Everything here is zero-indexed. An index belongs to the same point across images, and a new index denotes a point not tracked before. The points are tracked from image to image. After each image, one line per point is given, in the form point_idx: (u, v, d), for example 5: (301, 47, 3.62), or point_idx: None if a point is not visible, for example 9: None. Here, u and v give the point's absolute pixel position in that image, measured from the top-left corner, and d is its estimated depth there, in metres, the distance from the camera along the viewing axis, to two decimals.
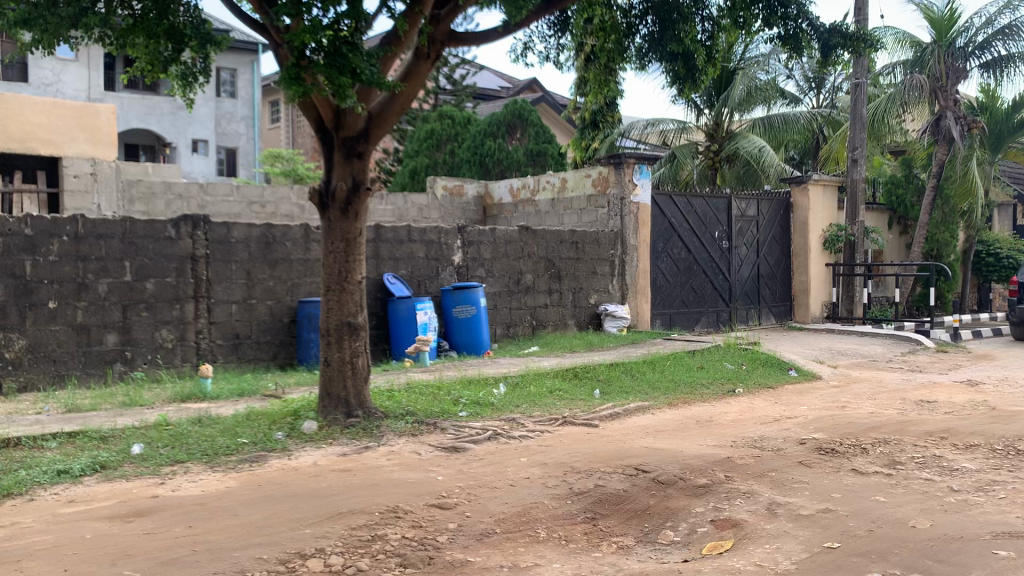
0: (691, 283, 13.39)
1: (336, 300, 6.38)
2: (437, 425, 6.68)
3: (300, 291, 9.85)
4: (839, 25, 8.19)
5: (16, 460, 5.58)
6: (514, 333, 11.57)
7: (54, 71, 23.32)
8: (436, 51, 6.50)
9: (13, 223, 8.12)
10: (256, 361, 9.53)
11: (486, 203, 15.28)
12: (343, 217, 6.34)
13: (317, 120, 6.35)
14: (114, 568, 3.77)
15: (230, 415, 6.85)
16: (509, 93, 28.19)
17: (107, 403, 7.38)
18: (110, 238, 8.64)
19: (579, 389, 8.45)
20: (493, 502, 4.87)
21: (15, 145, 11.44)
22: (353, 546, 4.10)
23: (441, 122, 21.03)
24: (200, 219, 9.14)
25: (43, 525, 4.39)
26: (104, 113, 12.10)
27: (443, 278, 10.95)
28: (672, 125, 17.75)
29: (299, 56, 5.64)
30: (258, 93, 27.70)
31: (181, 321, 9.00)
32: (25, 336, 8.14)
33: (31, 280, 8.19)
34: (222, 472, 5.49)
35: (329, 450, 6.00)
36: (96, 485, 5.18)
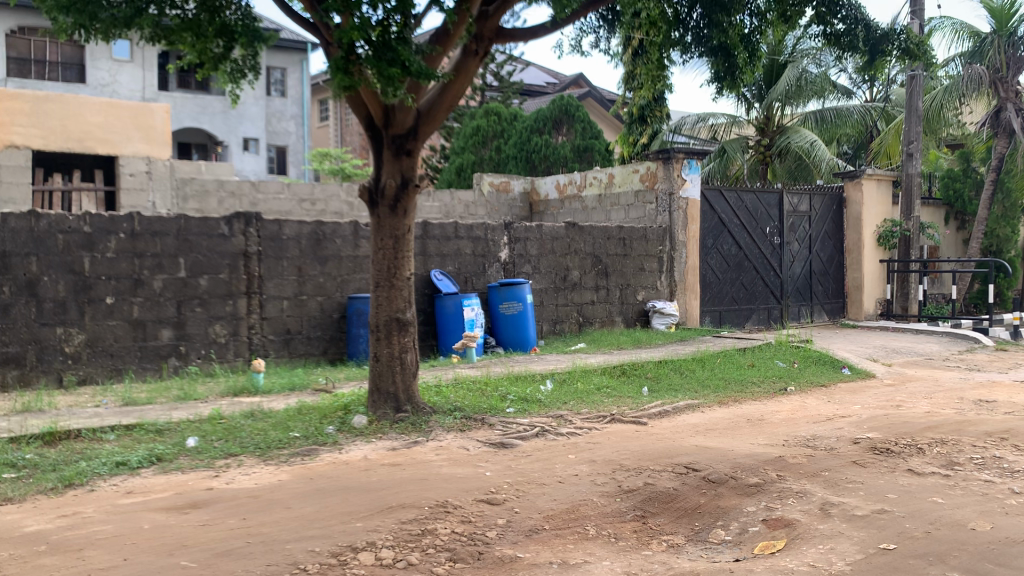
0: (742, 280, 13.23)
1: (385, 296, 6.43)
2: (485, 421, 6.70)
3: (350, 287, 9.94)
4: (891, 32, 8.26)
5: (76, 452, 5.73)
6: (560, 330, 11.54)
7: (111, 72, 23.95)
8: (485, 48, 6.49)
9: (73, 220, 8.34)
10: (307, 356, 9.65)
11: (533, 199, 15.23)
12: (392, 215, 6.39)
13: (367, 118, 6.38)
14: (171, 558, 3.85)
15: (282, 409, 6.95)
16: (555, 90, 28.20)
17: (163, 397, 7.54)
18: (165, 235, 8.81)
19: (627, 386, 8.40)
20: (542, 499, 4.86)
21: (73, 144, 11.75)
22: (404, 540, 4.13)
23: (487, 119, 20.99)
24: (253, 216, 9.28)
25: (103, 516, 4.50)
26: (159, 113, 12.20)
27: (490, 275, 10.98)
28: (722, 119, 17.52)
29: (348, 52, 5.68)
30: (307, 92, 28.01)
31: (234, 317, 9.15)
32: (84, 331, 8.35)
33: (90, 276, 8.41)
34: (275, 466, 5.57)
35: (379, 445, 6.06)
36: (153, 477, 5.30)
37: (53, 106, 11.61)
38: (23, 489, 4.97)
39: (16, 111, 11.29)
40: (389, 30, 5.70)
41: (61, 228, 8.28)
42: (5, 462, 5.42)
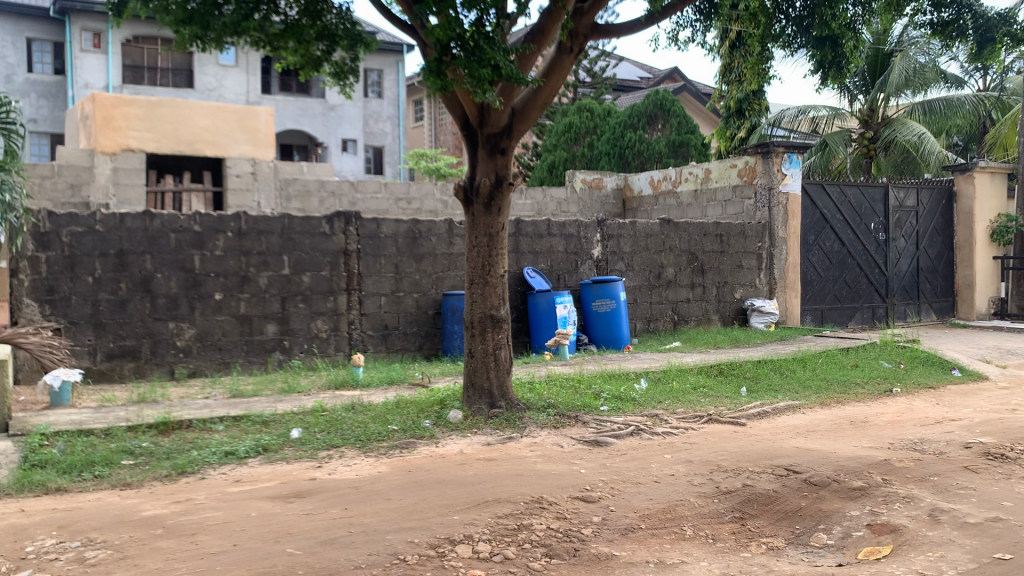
0: (845, 277, 12.82)
1: (480, 293, 6.49)
2: (579, 418, 6.70)
3: (445, 284, 10.08)
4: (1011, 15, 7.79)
5: (188, 441, 6.00)
6: (654, 328, 11.42)
7: (217, 77, 24.97)
8: (580, 45, 6.46)
9: (184, 220, 8.72)
10: (404, 351, 9.83)
11: (626, 195, 15.05)
12: (486, 213, 6.45)
13: (462, 117, 6.47)
14: (278, 545, 3.99)
15: (381, 403, 7.11)
16: (650, 84, 27.90)
17: (268, 390, 7.82)
18: (270, 234, 9.11)
19: (725, 386, 8.25)
20: (637, 498, 4.83)
21: (184, 147, 12.38)
22: (501, 534, 4.17)
23: (580, 115, 20.97)
24: (352, 215, 9.51)
25: (214, 503, 4.70)
26: (263, 115, 12.83)
27: (583, 272, 10.95)
28: (823, 112, 16.80)
29: (443, 53, 5.77)
30: (403, 92, 28.44)
31: (335, 312, 9.41)
32: (194, 326, 8.73)
33: (200, 273, 8.78)
34: (375, 458, 5.71)
35: (474, 440, 6.13)
36: (259, 467, 5.50)
37: (165, 111, 12.18)
38: (141, 475, 5.24)
39: (130, 116, 11.86)
40: (483, 29, 5.74)
41: (173, 227, 8.66)
42: (125, 449, 5.73)
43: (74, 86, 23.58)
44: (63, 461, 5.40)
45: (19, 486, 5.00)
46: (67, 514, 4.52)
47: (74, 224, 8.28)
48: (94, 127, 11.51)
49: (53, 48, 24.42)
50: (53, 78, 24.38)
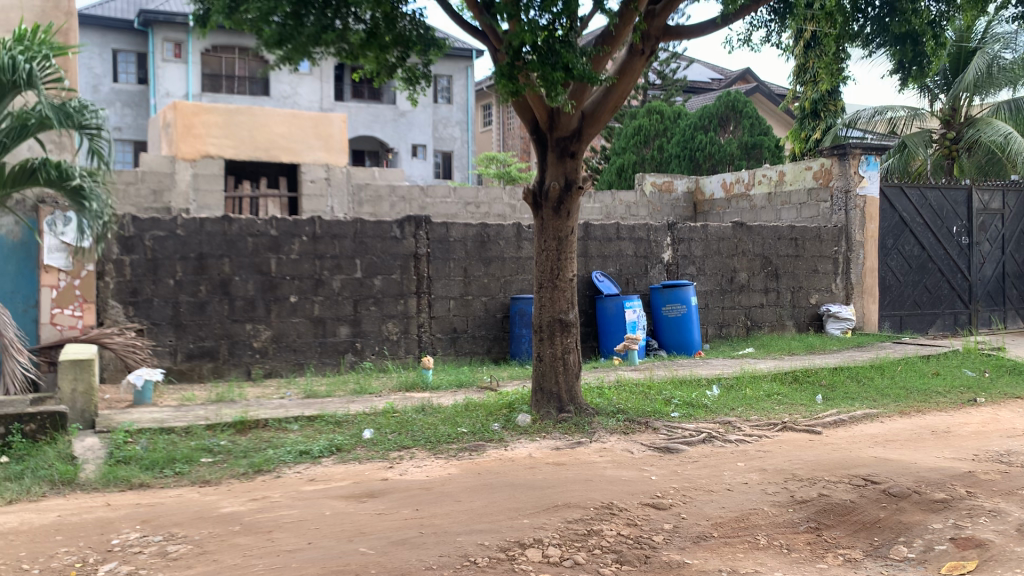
0: (925, 282, 12.46)
1: (549, 297, 6.48)
2: (649, 424, 6.64)
3: (513, 288, 10.09)
4: None
5: (264, 440, 6.13)
6: (727, 333, 11.24)
7: (292, 84, 25.60)
8: (651, 47, 6.40)
9: (261, 224, 8.93)
10: (473, 354, 9.89)
11: (697, 198, 14.77)
12: (555, 217, 6.44)
13: (532, 121, 6.47)
14: (351, 544, 4.05)
15: (450, 405, 7.16)
16: (721, 85, 27.54)
17: (341, 390, 7.96)
18: (343, 238, 9.27)
19: (799, 393, 8.07)
20: (709, 506, 4.76)
21: (261, 153, 12.62)
22: (571, 539, 4.16)
23: (650, 118, 20.81)
24: (423, 219, 9.60)
25: (289, 501, 4.80)
26: (336, 121, 13.06)
27: (653, 276, 10.86)
28: (902, 112, 16.36)
29: (516, 58, 5.80)
30: (472, 97, 28.64)
31: (405, 315, 9.52)
32: (270, 327, 8.94)
33: (276, 276, 8.98)
34: (445, 460, 5.75)
35: (543, 444, 6.12)
36: (333, 466, 5.60)
37: (242, 119, 12.48)
38: (219, 473, 5.39)
39: (210, 123, 12.20)
40: (554, 33, 5.73)
41: (250, 232, 8.89)
42: (204, 447, 5.89)
43: (156, 95, 24.37)
44: (145, 457, 5.58)
45: (105, 481, 5.19)
46: (150, 508, 4.68)
47: (156, 228, 8.57)
48: (176, 134, 11.91)
49: (136, 58, 25.33)
50: (137, 87, 25.29)
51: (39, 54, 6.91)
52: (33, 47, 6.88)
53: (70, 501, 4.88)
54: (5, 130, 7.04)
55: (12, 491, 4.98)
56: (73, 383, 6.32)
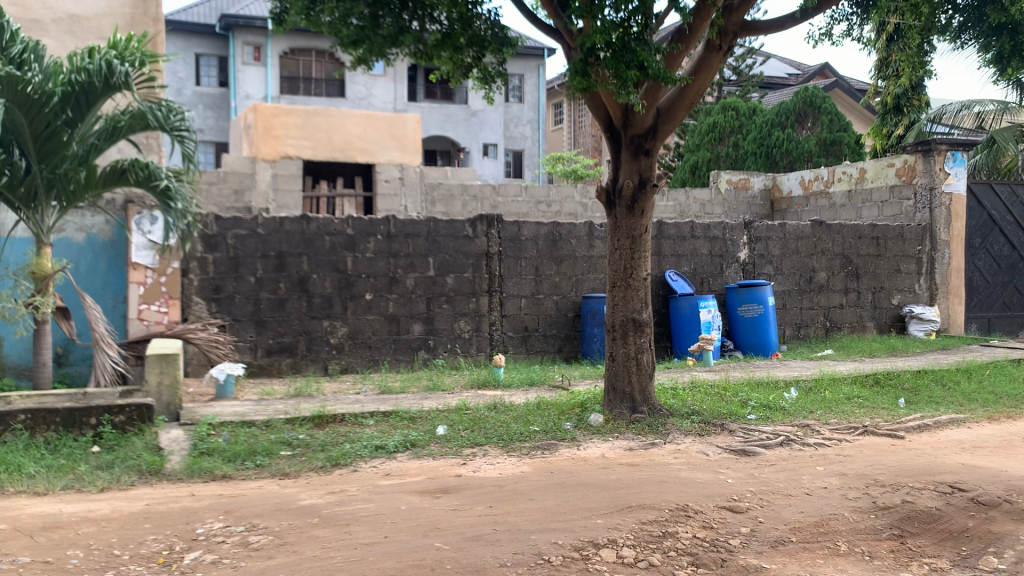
0: (1015, 283, 12.13)
1: (621, 296, 6.44)
2: (725, 426, 6.54)
3: (585, 287, 10.05)
4: None
5: (341, 434, 6.26)
6: (805, 335, 10.99)
7: (367, 86, 26.02)
8: (728, 43, 6.26)
9: (338, 224, 9.10)
10: (544, 353, 9.90)
11: (774, 196, 14.43)
12: (629, 215, 6.40)
13: (606, 119, 6.45)
14: (427, 539, 4.10)
15: (522, 403, 7.18)
16: (799, 81, 26.96)
17: (414, 387, 8.07)
18: (417, 237, 9.39)
19: (881, 397, 7.85)
20: (787, 510, 4.67)
21: (337, 154, 12.84)
22: (645, 541, 4.12)
23: (724, 114, 20.40)
24: (495, 218, 9.65)
25: (366, 495, 4.88)
26: (410, 122, 13.19)
27: (728, 275, 10.68)
28: (991, 106, 15.51)
29: (590, 55, 5.78)
30: (544, 96, 28.64)
31: (477, 313, 9.58)
32: (346, 324, 9.11)
33: (352, 274, 9.14)
34: (517, 457, 5.77)
35: (616, 444, 6.08)
36: (408, 461, 5.68)
37: (320, 120, 12.70)
38: (298, 466, 5.52)
39: (288, 125, 12.50)
40: (630, 31, 5.66)
41: (327, 231, 9.07)
42: (283, 440, 6.03)
43: (236, 98, 25.06)
44: (228, 449, 5.75)
45: (190, 471, 5.37)
46: (233, 499, 4.82)
47: (238, 227, 8.82)
48: (256, 135, 12.28)
49: (217, 62, 26.07)
50: (218, 90, 26.02)
51: (132, 58, 7.18)
52: (126, 52, 7.15)
53: (157, 491, 5.07)
54: (98, 132, 7.47)
55: (104, 479, 5.20)
56: (160, 376, 6.53)
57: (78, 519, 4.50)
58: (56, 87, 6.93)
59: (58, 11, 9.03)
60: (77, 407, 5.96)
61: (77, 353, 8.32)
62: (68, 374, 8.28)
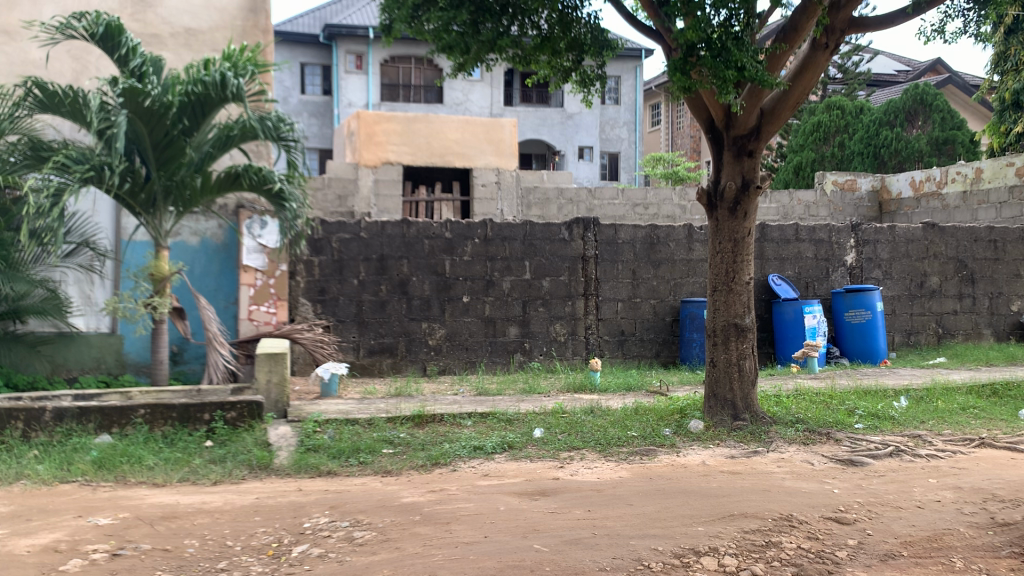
0: None
1: (723, 300, 6.33)
2: (831, 435, 6.35)
3: (683, 291, 9.91)
4: None
5: (441, 434, 6.37)
6: (915, 342, 10.56)
7: (464, 91, 26.37)
8: (835, 41, 6.01)
9: (437, 227, 9.26)
10: (641, 358, 9.81)
11: (883, 198, 13.84)
12: (731, 217, 6.29)
13: (708, 120, 6.37)
14: (526, 540, 4.13)
15: (620, 408, 7.14)
16: (910, 77, 25.98)
17: (511, 389, 8.12)
18: (514, 240, 9.45)
19: (999, 408, 7.47)
20: (897, 523, 4.50)
21: (436, 159, 12.92)
22: (748, 550, 4.05)
23: (829, 114, 19.94)
24: (591, 221, 9.62)
25: (466, 494, 4.94)
26: (507, 126, 13.20)
27: (834, 280, 10.34)
28: None
29: (689, 54, 5.70)
30: (641, 97, 28.41)
31: (573, 317, 9.57)
32: (444, 326, 9.26)
33: (450, 277, 9.28)
34: (615, 462, 5.75)
35: (717, 452, 5.99)
36: (506, 462, 5.72)
37: (420, 126, 12.87)
38: (400, 464, 5.64)
39: (390, 132, 12.72)
40: (731, 30, 5.58)
41: (427, 234, 9.23)
42: (385, 438, 6.17)
43: (339, 106, 25.76)
44: (333, 446, 5.92)
45: (297, 466, 5.55)
46: (338, 495, 4.96)
47: (342, 231, 9.07)
48: (359, 143, 12.58)
49: (322, 71, 26.87)
50: (322, 98, 26.81)
51: (246, 70, 7.46)
52: (240, 64, 7.43)
53: (266, 484, 5.27)
54: (211, 140, 7.79)
55: (217, 473, 5.43)
56: (269, 374, 6.78)
57: (195, 510, 4.72)
58: (174, 98, 7.30)
59: (175, 25, 9.45)
60: (193, 403, 6.24)
61: (191, 351, 8.71)
62: (183, 371, 8.68)
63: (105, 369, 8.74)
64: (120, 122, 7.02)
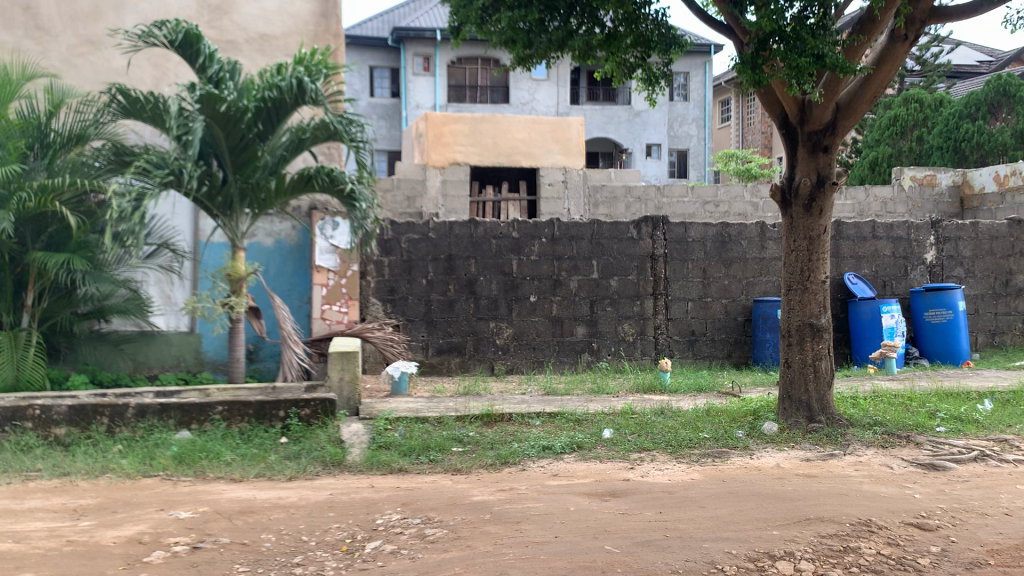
0: None
1: (798, 300, 6.20)
2: (911, 439, 6.16)
3: (755, 290, 9.73)
4: None
5: (509, 433, 6.38)
6: (1001, 342, 10.16)
7: (530, 91, 26.39)
8: (915, 32, 5.88)
9: (504, 227, 9.29)
10: (712, 358, 9.66)
11: (964, 193, 13.35)
12: (806, 215, 6.15)
13: (782, 115, 6.23)
14: (597, 541, 4.10)
15: (691, 409, 7.05)
16: (993, 68, 25.09)
17: (579, 389, 8.11)
18: (581, 240, 9.42)
19: None
20: (983, 530, 4.34)
21: (503, 159, 12.95)
22: (825, 555, 3.96)
23: (906, 107, 19.46)
24: (660, 220, 9.52)
25: (535, 494, 4.94)
26: (574, 125, 13.17)
27: (913, 279, 10.03)
28: None
29: (762, 46, 5.63)
30: (710, 93, 28.03)
31: (642, 316, 9.49)
32: (512, 326, 9.29)
33: (517, 276, 9.30)
34: (687, 464, 5.68)
35: (792, 454, 5.86)
36: (575, 463, 5.70)
37: (487, 126, 12.92)
38: (469, 462, 5.67)
39: (457, 132, 12.77)
40: (806, 22, 5.49)
41: (494, 234, 9.27)
42: (454, 437, 6.21)
43: (407, 108, 26.02)
44: (403, 444, 5.99)
45: (369, 464, 5.63)
46: (409, 492, 5.02)
47: (411, 231, 9.19)
48: (427, 143, 12.68)
49: (390, 74, 27.18)
50: (390, 101, 27.12)
51: (318, 73, 7.59)
52: (313, 67, 7.54)
53: (340, 481, 5.36)
54: (285, 144, 7.98)
55: (291, 469, 5.54)
56: (341, 372, 6.89)
57: (271, 506, 4.82)
58: (249, 102, 7.48)
59: (250, 31, 9.67)
60: (268, 401, 6.39)
61: (266, 349, 8.92)
62: (258, 369, 8.89)
63: (184, 367, 9.01)
64: (197, 128, 7.23)
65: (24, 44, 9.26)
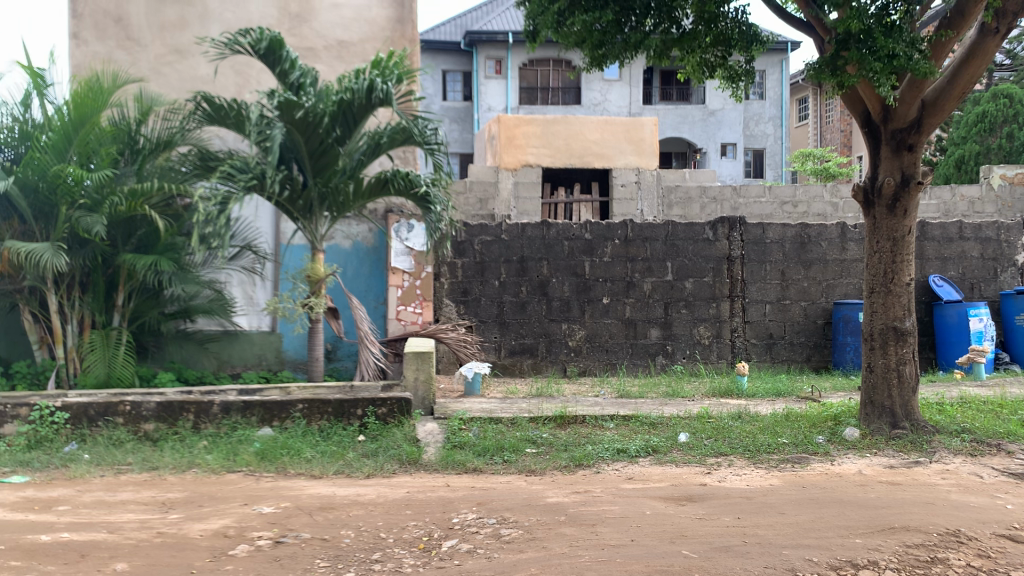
0: None
1: (881, 302, 6.04)
2: (1002, 447, 5.94)
3: (836, 292, 9.50)
4: None
5: (583, 436, 6.38)
6: None
7: (602, 92, 26.29)
8: (1007, 25, 5.59)
9: (577, 229, 9.30)
10: (790, 362, 9.48)
11: None
12: (889, 215, 5.99)
13: (865, 113, 6.08)
14: (674, 545, 4.07)
15: (770, 414, 6.93)
16: None
17: (653, 392, 8.06)
18: (655, 241, 9.35)
19: None
20: None
21: (576, 160, 12.94)
22: (911, 565, 3.85)
23: (995, 103, 18.72)
24: (737, 221, 9.39)
25: (610, 497, 4.93)
26: (648, 125, 13.03)
27: (1003, 281, 9.66)
28: None
29: (842, 47, 5.50)
30: (788, 92, 27.49)
31: (718, 319, 9.37)
32: (584, 327, 9.28)
33: (590, 278, 9.30)
34: (765, 469, 5.59)
35: (874, 461, 5.72)
36: (650, 466, 5.67)
37: (560, 127, 12.91)
38: (543, 463, 5.70)
39: (530, 134, 12.81)
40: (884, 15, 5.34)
41: (566, 236, 9.29)
42: (528, 438, 6.24)
43: (479, 111, 26.25)
44: (478, 444, 6.04)
45: (444, 463, 5.70)
46: (485, 492, 5.06)
47: (484, 233, 9.26)
48: (500, 146, 12.77)
49: (463, 77, 27.45)
50: (463, 104, 27.39)
51: (393, 74, 7.70)
52: (386, 70, 7.68)
53: (416, 479, 5.44)
54: (363, 148, 8.14)
55: (370, 466, 5.65)
56: (416, 372, 6.99)
57: (351, 502, 4.92)
58: (326, 107, 7.63)
59: (329, 38, 9.89)
60: (346, 399, 6.52)
61: (344, 349, 9.10)
62: (337, 368, 9.08)
63: (266, 365, 9.27)
64: (277, 134, 7.45)
65: (115, 54, 9.63)
